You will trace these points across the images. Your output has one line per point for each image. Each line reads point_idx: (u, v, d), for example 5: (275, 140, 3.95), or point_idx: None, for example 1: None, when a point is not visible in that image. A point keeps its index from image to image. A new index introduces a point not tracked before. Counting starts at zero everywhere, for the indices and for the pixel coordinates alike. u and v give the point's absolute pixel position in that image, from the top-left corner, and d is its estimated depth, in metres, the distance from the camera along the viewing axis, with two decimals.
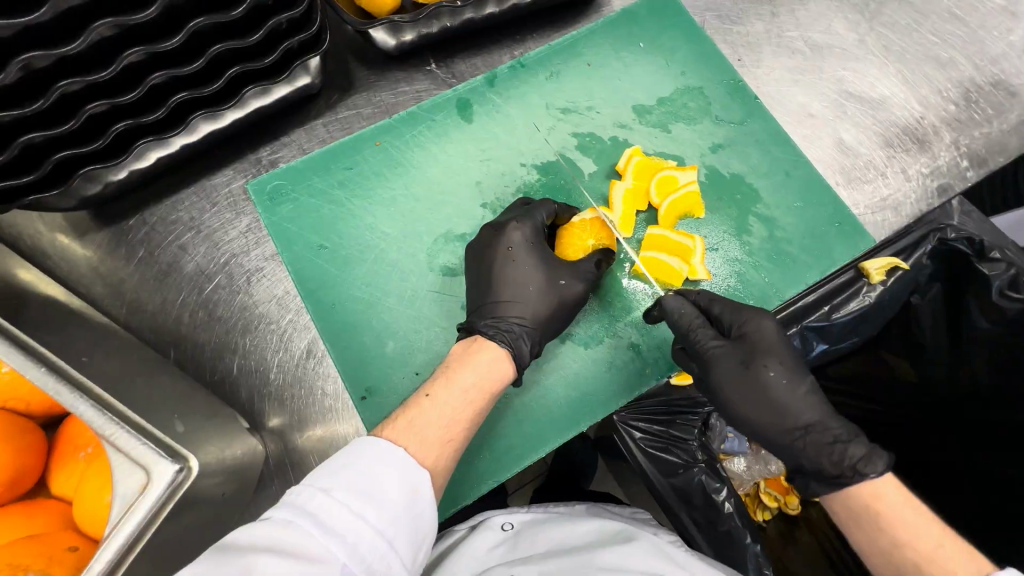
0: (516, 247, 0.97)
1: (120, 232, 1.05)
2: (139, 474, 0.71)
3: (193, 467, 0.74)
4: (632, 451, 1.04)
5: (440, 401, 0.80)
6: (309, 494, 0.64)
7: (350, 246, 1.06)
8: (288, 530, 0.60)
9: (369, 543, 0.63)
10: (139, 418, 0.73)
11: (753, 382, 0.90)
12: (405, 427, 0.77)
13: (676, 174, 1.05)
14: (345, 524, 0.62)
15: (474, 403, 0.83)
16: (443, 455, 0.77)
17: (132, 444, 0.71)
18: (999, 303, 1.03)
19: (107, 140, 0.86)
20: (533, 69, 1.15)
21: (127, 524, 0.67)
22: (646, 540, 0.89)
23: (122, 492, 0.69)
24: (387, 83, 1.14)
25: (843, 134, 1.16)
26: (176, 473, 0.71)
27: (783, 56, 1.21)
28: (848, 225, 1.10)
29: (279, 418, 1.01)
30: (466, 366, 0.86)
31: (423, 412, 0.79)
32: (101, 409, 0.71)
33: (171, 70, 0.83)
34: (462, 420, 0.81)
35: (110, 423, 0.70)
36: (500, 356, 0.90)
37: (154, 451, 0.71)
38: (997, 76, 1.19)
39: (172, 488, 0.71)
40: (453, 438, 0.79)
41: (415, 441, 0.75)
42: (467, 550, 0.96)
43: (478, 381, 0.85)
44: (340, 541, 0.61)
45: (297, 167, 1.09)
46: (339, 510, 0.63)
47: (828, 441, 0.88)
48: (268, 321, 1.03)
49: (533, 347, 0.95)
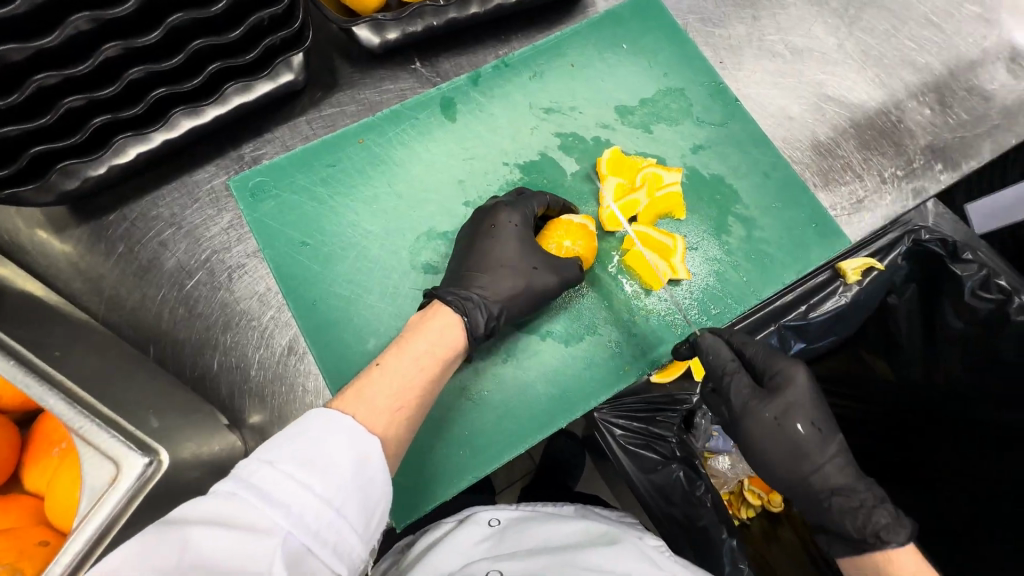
0: (501, 226, 0.98)
1: (99, 228, 1.04)
2: (108, 466, 0.70)
3: (163, 460, 0.73)
4: (612, 448, 1.05)
5: (391, 369, 0.80)
6: (254, 467, 0.63)
7: (332, 243, 1.06)
8: (233, 503, 0.60)
9: (315, 513, 0.62)
10: (110, 410, 0.74)
11: (789, 435, 0.93)
12: (353, 396, 0.76)
13: (660, 171, 1.07)
14: (290, 495, 0.62)
15: (427, 369, 0.82)
16: (395, 423, 0.76)
17: (102, 437, 0.71)
18: (972, 303, 1.06)
19: (85, 135, 0.86)
20: (517, 69, 1.16)
21: (97, 515, 0.67)
22: (631, 544, 0.90)
23: (92, 485, 0.69)
24: (372, 81, 1.14)
25: (821, 137, 1.18)
26: (145, 465, 0.71)
27: (764, 59, 1.23)
28: (825, 226, 1.12)
29: (259, 415, 1.00)
30: (419, 333, 0.86)
31: (373, 381, 0.78)
32: (72, 401, 0.71)
33: (149, 65, 0.83)
34: (414, 386, 0.80)
35: (81, 415, 0.70)
36: (454, 323, 0.89)
37: (123, 444, 0.71)
38: (972, 82, 1.22)
39: (142, 482, 0.70)
40: (405, 405, 0.78)
41: (363, 409, 0.75)
42: (452, 544, 0.97)
43: (431, 348, 0.85)
44: (284, 512, 0.61)
45: (279, 164, 1.09)
46: (283, 482, 0.62)
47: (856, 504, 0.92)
48: (249, 318, 1.03)
49: (489, 320, 0.93)
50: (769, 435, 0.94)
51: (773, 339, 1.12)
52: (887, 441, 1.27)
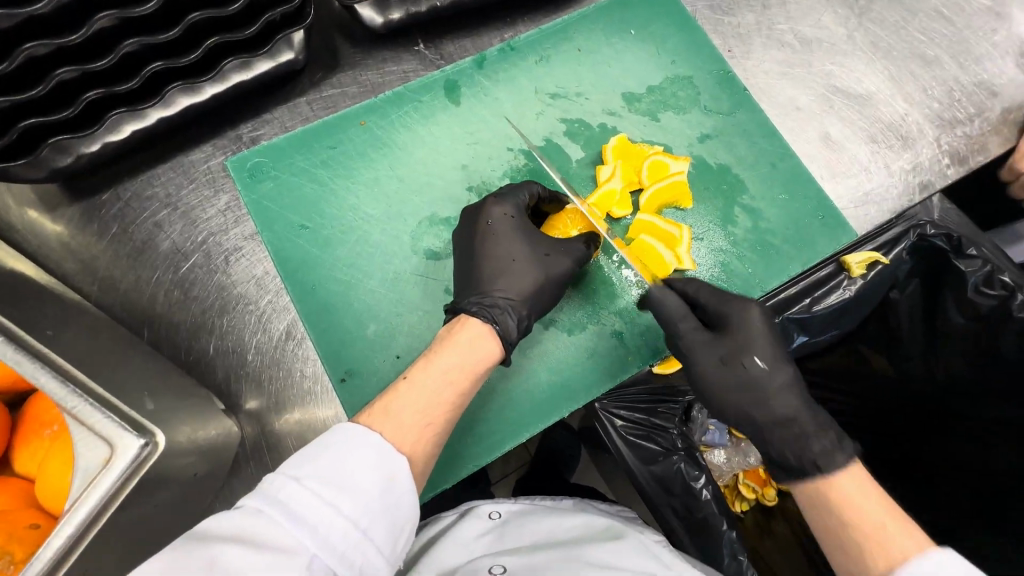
0: (496, 223, 0.95)
1: (92, 207, 1.02)
2: (103, 447, 0.69)
3: (160, 443, 0.72)
4: (613, 440, 1.04)
5: (419, 383, 0.77)
6: (281, 483, 0.62)
7: (331, 227, 1.04)
8: (258, 518, 0.58)
9: (342, 534, 0.60)
10: (104, 391, 0.71)
11: (735, 372, 0.92)
12: (380, 413, 0.74)
13: (666, 161, 1.05)
14: (316, 515, 0.60)
15: (456, 385, 0.79)
16: (423, 441, 0.74)
17: (96, 417, 0.69)
18: (975, 299, 1.05)
19: (77, 109, 0.83)
20: (523, 52, 1.13)
21: (91, 497, 0.66)
22: (635, 539, 0.90)
23: (84, 465, 0.67)
24: (374, 62, 1.11)
25: (829, 128, 1.17)
26: (141, 446, 0.70)
27: (773, 48, 1.21)
28: (831, 218, 1.10)
29: (256, 400, 0.99)
30: (447, 347, 0.83)
31: (400, 396, 0.76)
32: (64, 379, 0.70)
33: (144, 38, 0.80)
34: (443, 402, 0.77)
35: (74, 396, 0.69)
36: (486, 335, 0.86)
37: (118, 425, 0.70)
38: (981, 76, 1.20)
39: (137, 463, 0.69)
40: (433, 422, 0.75)
41: (390, 426, 0.72)
42: (453, 538, 0.95)
43: (461, 362, 0.81)
44: (311, 533, 0.59)
45: (279, 145, 1.06)
46: (310, 500, 0.61)
47: (797, 435, 0.88)
48: (247, 302, 1.01)
49: (519, 322, 0.92)
50: (718, 377, 0.93)
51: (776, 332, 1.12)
52: (886, 437, 1.27)
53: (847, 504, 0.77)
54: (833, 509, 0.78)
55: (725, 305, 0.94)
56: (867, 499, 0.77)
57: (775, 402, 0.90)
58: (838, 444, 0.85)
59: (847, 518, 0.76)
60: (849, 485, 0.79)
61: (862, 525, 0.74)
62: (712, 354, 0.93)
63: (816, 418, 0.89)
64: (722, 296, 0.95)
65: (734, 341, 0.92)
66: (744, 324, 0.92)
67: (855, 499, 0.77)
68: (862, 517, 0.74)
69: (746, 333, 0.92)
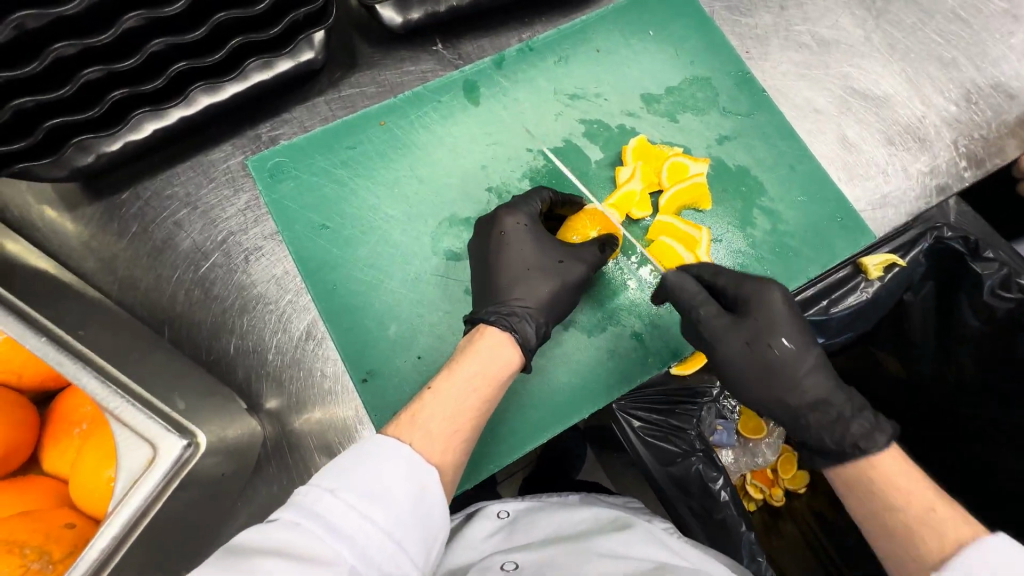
0: (509, 232, 0.95)
1: (112, 206, 1.02)
2: (145, 448, 0.71)
3: (200, 443, 0.74)
4: (631, 440, 1.04)
5: (444, 392, 0.77)
6: (317, 495, 0.62)
7: (352, 227, 1.04)
8: (297, 532, 0.58)
9: (378, 545, 0.61)
10: (146, 392, 0.73)
11: (762, 352, 0.91)
12: (407, 423, 0.74)
13: (686, 162, 1.05)
14: (352, 527, 0.60)
15: (479, 392, 0.79)
16: (451, 450, 0.74)
17: (139, 419, 0.72)
18: (990, 302, 1.05)
19: (103, 109, 0.83)
20: (542, 53, 1.13)
21: (134, 498, 0.68)
22: (642, 528, 0.90)
23: (128, 467, 0.70)
24: (392, 62, 1.11)
25: (846, 130, 1.17)
26: (183, 448, 0.72)
27: (790, 50, 1.21)
28: (850, 221, 1.11)
29: (277, 400, 0.99)
30: (469, 355, 0.83)
31: (425, 406, 0.76)
32: (106, 380, 0.72)
33: (171, 38, 0.80)
34: (468, 410, 0.77)
35: (115, 396, 0.71)
36: (504, 341, 0.86)
37: (159, 426, 0.72)
38: (998, 78, 1.20)
39: (179, 465, 0.72)
40: (459, 430, 0.76)
41: (418, 436, 0.73)
42: (463, 540, 0.96)
43: (483, 369, 0.81)
44: (349, 544, 0.59)
45: (299, 144, 1.06)
46: (346, 512, 0.61)
47: (832, 418, 0.88)
48: (267, 302, 1.01)
49: (537, 329, 0.91)
50: (747, 362, 0.92)
51: None
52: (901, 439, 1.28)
53: (889, 485, 0.80)
54: (874, 489, 0.81)
55: (743, 287, 0.94)
56: (908, 481, 0.80)
57: (806, 384, 0.90)
58: (875, 423, 0.86)
59: (892, 499, 0.79)
60: (892, 468, 0.81)
61: (906, 507, 0.77)
62: (739, 338, 0.92)
63: (849, 398, 0.90)
64: (740, 277, 0.95)
65: (759, 321, 0.92)
66: (767, 307, 0.92)
67: (899, 482, 0.79)
68: (908, 499, 0.77)
69: (770, 314, 0.91)
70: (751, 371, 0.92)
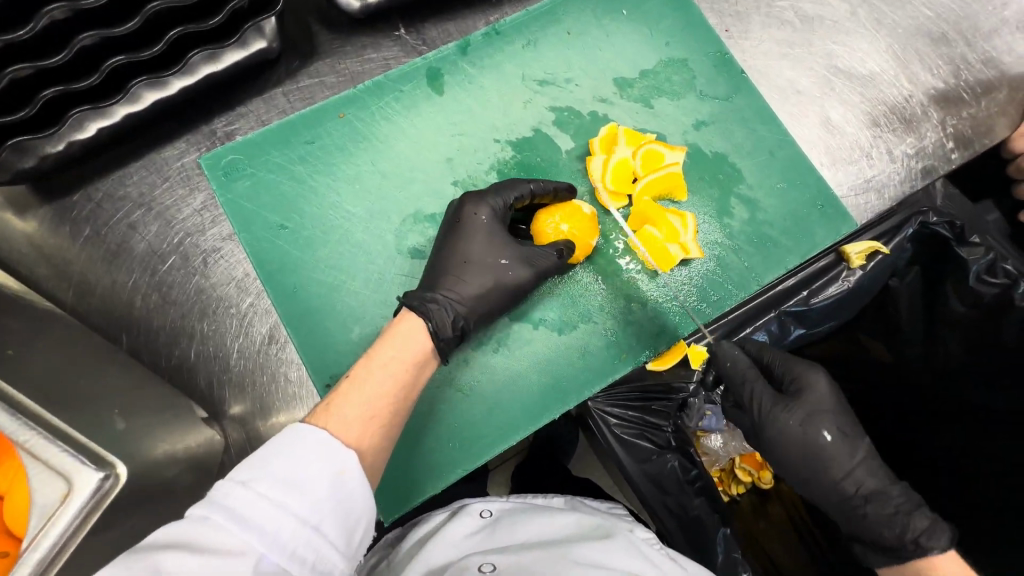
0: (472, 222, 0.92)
1: (63, 209, 0.98)
2: (59, 483, 0.63)
3: (122, 474, 0.66)
4: (607, 439, 1.01)
5: (359, 379, 0.75)
6: (228, 488, 0.59)
7: (312, 226, 1.00)
8: (204, 528, 0.56)
9: (292, 533, 0.59)
10: (62, 422, 0.65)
11: (811, 441, 0.92)
12: (323, 411, 0.72)
13: (662, 150, 1.01)
14: (265, 517, 0.58)
15: (396, 376, 0.77)
16: (369, 433, 0.71)
17: (51, 451, 0.63)
18: (977, 289, 1.02)
19: (35, 108, 0.81)
20: (509, 36, 1.08)
21: (48, 535, 0.60)
22: (624, 539, 0.87)
23: (40, 503, 0.61)
24: (352, 50, 1.06)
25: (830, 112, 1.12)
26: (101, 480, 0.64)
27: (773, 27, 1.15)
28: (832, 209, 1.07)
29: (240, 406, 0.97)
30: (387, 340, 0.81)
31: (342, 393, 0.73)
32: (15, 411, 0.63)
33: (101, 31, 0.78)
34: (386, 393, 0.75)
35: (25, 429, 0.62)
36: (421, 326, 0.83)
37: (75, 458, 0.63)
38: (989, 53, 1.14)
39: (99, 497, 0.64)
40: (379, 414, 0.73)
41: (334, 423, 0.70)
42: (444, 537, 0.90)
43: (399, 354, 0.79)
44: (259, 534, 0.57)
45: (254, 140, 1.01)
46: (258, 503, 0.59)
47: (890, 510, 0.89)
48: (227, 305, 0.98)
49: (456, 318, 0.87)
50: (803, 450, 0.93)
51: (772, 326, 1.09)
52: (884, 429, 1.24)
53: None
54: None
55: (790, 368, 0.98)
56: None
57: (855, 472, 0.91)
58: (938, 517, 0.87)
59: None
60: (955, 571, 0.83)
61: None
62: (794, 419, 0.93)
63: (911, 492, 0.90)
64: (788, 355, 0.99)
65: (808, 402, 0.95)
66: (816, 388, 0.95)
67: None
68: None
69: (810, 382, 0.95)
70: (812, 463, 0.93)
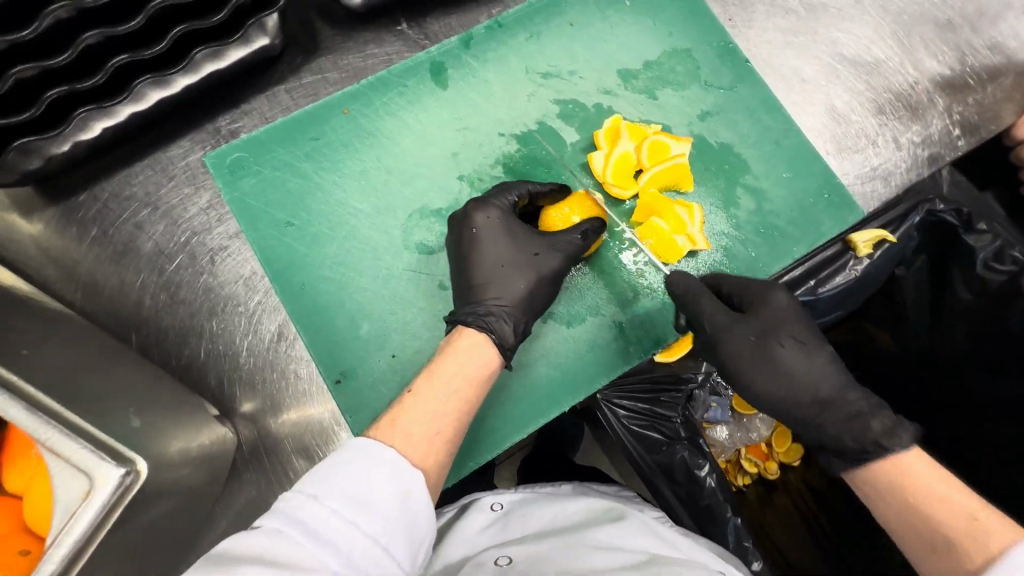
0: (481, 230, 0.91)
1: (69, 209, 0.98)
2: (81, 479, 0.63)
3: (142, 470, 0.67)
4: (617, 430, 1.03)
5: (424, 395, 0.74)
6: (299, 501, 0.60)
7: (318, 222, 1.00)
8: (278, 540, 0.56)
9: (362, 552, 0.59)
10: (83, 421, 0.66)
11: (768, 354, 0.87)
12: (387, 426, 0.71)
13: (667, 141, 1.00)
14: (338, 534, 0.58)
15: (461, 394, 0.76)
16: (434, 453, 0.71)
17: (73, 449, 0.64)
18: (984, 275, 1.01)
19: (41, 108, 0.81)
20: (512, 29, 1.07)
21: (74, 529, 0.61)
22: (636, 519, 0.87)
23: (64, 501, 0.62)
24: (355, 45, 1.06)
25: (835, 100, 1.11)
26: (122, 476, 0.64)
27: (776, 16, 1.14)
28: (838, 198, 1.07)
29: (252, 403, 0.97)
30: (446, 356, 0.80)
31: (406, 409, 0.73)
32: (35, 411, 0.64)
33: (104, 29, 0.78)
34: (452, 411, 0.74)
35: (46, 426, 0.63)
36: (480, 341, 0.82)
37: (94, 455, 0.64)
38: (995, 39, 1.14)
39: (121, 492, 0.64)
40: (442, 433, 0.72)
41: (400, 439, 0.70)
42: (458, 534, 0.91)
43: (462, 370, 0.78)
44: (336, 552, 0.57)
45: (258, 138, 1.01)
46: (330, 519, 0.59)
47: (849, 415, 0.83)
48: (236, 303, 0.98)
49: (515, 327, 0.87)
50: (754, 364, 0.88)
51: None
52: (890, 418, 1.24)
53: (922, 492, 0.72)
54: (903, 495, 0.74)
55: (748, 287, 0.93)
56: (939, 486, 0.71)
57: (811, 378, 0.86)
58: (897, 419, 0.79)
59: (921, 508, 0.71)
60: (929, 478, 0.73)
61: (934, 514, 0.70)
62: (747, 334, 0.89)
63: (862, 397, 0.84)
64: None
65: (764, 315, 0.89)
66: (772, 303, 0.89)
67: (942, 492, 0.70)
68: (944, 502, 0.69)
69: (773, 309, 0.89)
70: (768, 381, 0.87)
